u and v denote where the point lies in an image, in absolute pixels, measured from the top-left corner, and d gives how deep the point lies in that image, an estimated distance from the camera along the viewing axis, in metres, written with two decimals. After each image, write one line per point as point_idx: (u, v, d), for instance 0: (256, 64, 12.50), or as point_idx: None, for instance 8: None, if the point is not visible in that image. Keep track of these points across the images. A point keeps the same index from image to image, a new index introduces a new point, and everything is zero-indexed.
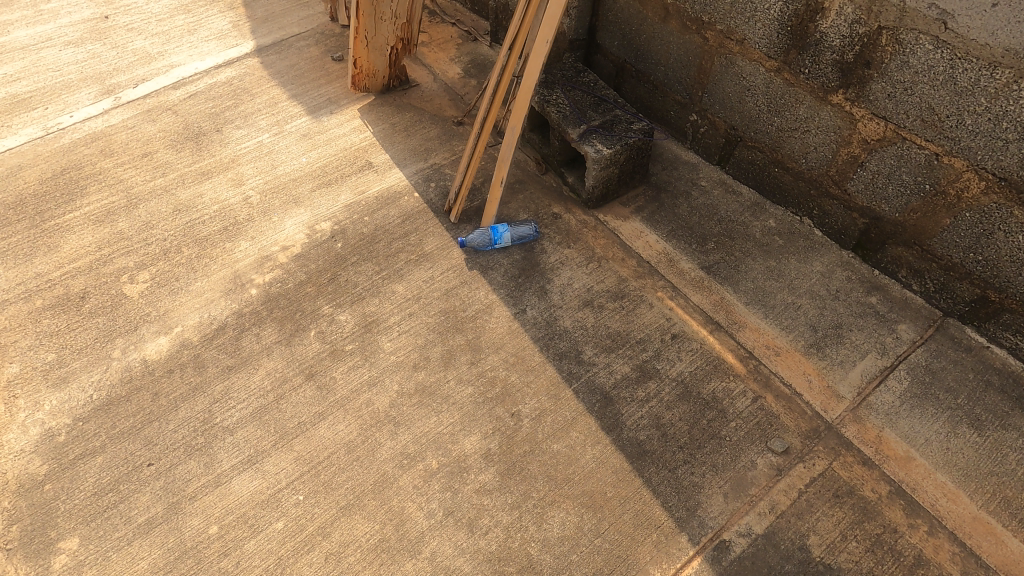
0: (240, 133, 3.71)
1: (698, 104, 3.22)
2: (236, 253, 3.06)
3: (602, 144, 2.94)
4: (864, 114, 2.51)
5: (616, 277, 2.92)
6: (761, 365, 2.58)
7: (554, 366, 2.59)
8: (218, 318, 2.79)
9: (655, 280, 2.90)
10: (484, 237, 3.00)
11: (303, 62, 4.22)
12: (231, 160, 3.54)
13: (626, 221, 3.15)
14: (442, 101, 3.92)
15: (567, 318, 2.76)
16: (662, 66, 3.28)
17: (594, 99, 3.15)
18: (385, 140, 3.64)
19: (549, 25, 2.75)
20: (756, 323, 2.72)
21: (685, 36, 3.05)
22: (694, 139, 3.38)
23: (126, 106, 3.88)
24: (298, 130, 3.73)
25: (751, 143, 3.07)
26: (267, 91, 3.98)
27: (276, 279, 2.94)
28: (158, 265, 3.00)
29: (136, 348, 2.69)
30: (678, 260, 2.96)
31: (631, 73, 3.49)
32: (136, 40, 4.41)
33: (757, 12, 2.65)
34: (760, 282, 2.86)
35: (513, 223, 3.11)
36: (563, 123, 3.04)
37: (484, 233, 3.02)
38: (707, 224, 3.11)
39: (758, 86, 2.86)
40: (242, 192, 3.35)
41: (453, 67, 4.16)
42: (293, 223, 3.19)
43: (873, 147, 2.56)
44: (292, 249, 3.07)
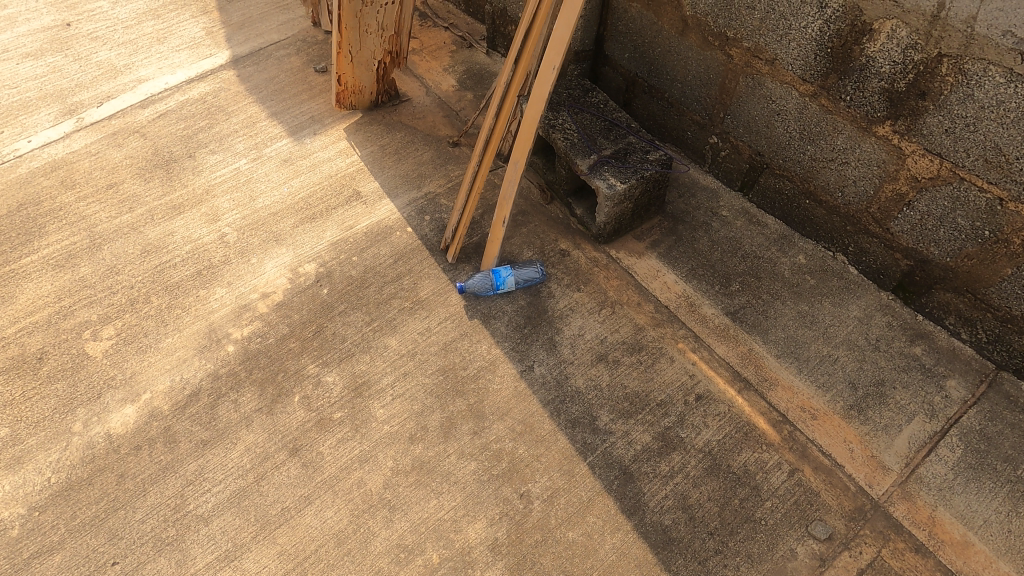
0: (214, 159, 3.38)
1: (719, 126, 2.90)
2: (211, 302, 2.76)
3: (616, 179, 2.63)
4: (915, 150, 2.20)
5: (632, 326, 2.63)
6: (797, 431, 2.32)
7: (567, 436, 2.33)
8: (191, 382, 2.51)
9: (676, 328, 2.62)
10: (486, 282, 2.71)
11: (283, 74, 3.87)
12: (204, 191, 3.22)
13: (641, 259, 2.86)
14: (436, 117, 3.58)
15: (580, 376, 2.49)
16: (679, 82, 2.95)
17: (605, 124, 2.82)
18: (374, 165, 3.32)
19: (557, 47, 2.42)
20: (789, 380, 2.45)
21: (706, 52, 2.72)
22: (713, 163, 3.07)
23: (89, 129, 3.54)
24: (278, 154, 3.40)
25: (779, 171, 2.77)
26: (244, 109, 3.64)
27: (255, 334, 2.65)
28: (124, 319, 2.70)
29: (99, 419, 2.40)
30: (699, 305, 2.68)
31: (644, 88, 3.16)
32: (100, 51, 4.04)
33: (792, 30, 2.32)
34: (792, 331, 2.58)
35: (517, 263, 2.83)
36: (571, 153, 2.72)
37: (486, 276, 2.73)
38: (731, 261, 2.82)
39: (790, 111, 2.54)
40: (217, 229, 3.04)
41: (446, 78, 3.81)
42: (274, 266, 2.89)
43: (924, 186, 2.26)
44: (273, 296, 2.78)
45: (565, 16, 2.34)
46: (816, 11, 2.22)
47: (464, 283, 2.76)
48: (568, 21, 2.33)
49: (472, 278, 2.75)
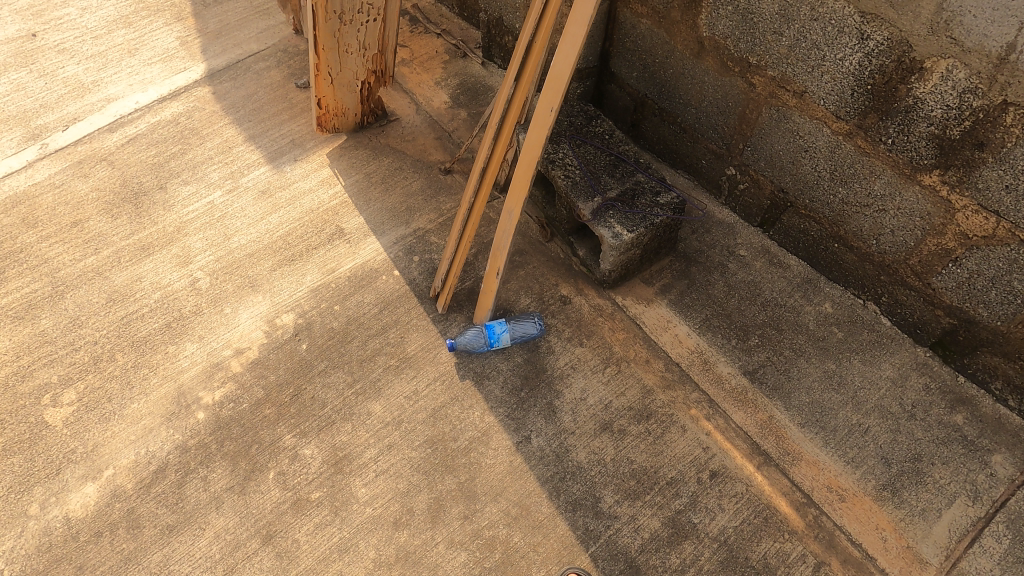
0: (187, 191, 3.12)
1: (738, 157, 2.61)
2: (180, 360, 2.54)
3: (621, 226, 2.35)
4: (967, 204, 1.93)
5: (639, 388, 2.39)
6: (823, 516, 2.08)
7: (566, 521, 2.11)
8: (157, 456, 2.30)
9: (688, 391, 2.37)
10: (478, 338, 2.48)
11: (262, 90, 3.58)
12: (176, 229, 2.97)
13: (650, 307, 2.60)
14: (426, 139, 3.30)
15: (581, 449, 2.26)
16: (694, 108, 2.65)
17: (610, 159, 2.53)
18: (359, 197, 3.06)
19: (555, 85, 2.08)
20: (815, 454, 2.20)
21: (725, 77, 2.42)
22: (730, 195, 2.78)
23: (54, 156, 3.28)
24: (255, 184, 3.14)
25: (805, 210, 2.48)
26: (220, 132, 3.37)
27: (228, 398, 2.44)
28: (86, 380, 2.49)
29: (58, 500, 2.21)
30: (714, 363, 2.43)
31: (654, 110, 2.85)
32: (68, 65, 3.76)
33: (826, 62, 2.02)
34: (817, 395, 2.32)
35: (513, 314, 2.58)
36: (572, 195, 2.43)
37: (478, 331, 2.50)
38: (749, 310, 2.55)
39: (820, 148, 2.24)
40: (189, 274, 2.81)
41: (438, 93, 3.50)
42: (249, 317, 2.66)
43: (976, 244, 1.99)
44: (247, 353, 2.55)
45: (564, 52, 2.02)
46: (856, 42, 1.91)
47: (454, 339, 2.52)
48: (566, 57, 2.01)
49: (464, 333, 2.51)
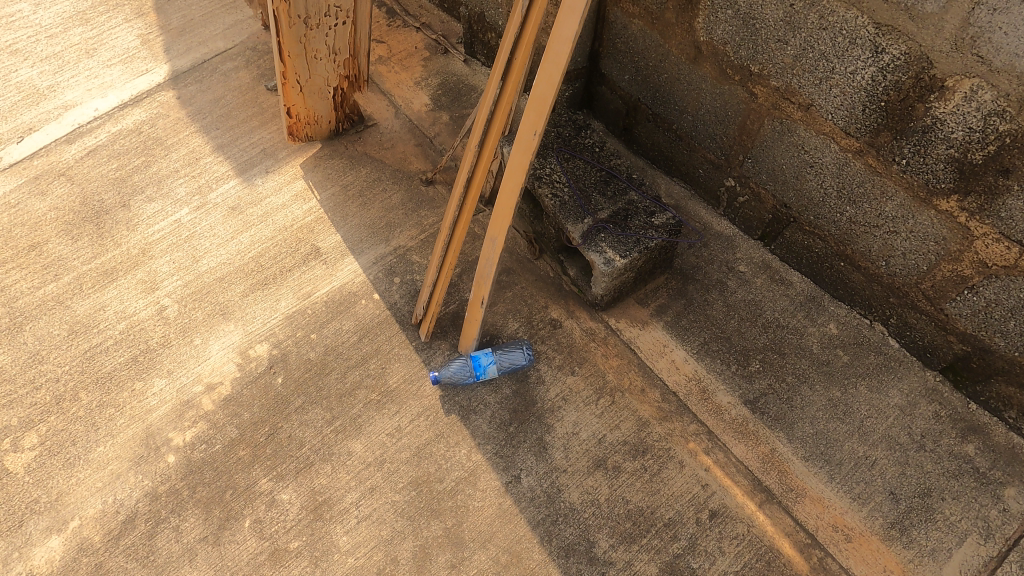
0: (152, 208, 2.93)
1: (737, 169, 2.44)
2: (148, 397, 2.40)
3: (614, 251, 2.19)
4: (988, 232, 1.80)
5: (634, 420, 2.26)
6: (828, 558, 1.98)
7: (559, 569, 2.00)
8: (125, 505, 2.17)
9: (685, 423, 2.25)
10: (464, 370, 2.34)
11: (230, 94, 3.35)
12: (140, 251, 2.79)
13: (645, 330, 2.46)
14: (406, 147, 3.10)
15: (574, 489, 2.14)
16: (690, 115, 2.46)
17: (600, 175, 2.36)
18: (335, 212, 2.89)
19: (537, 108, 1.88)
20: (819, 490, 2.09)
21: (723, 86, 2.24)
22: (729, 207, 2.62)
23: (8, 172, 3.07)
24: (225, 200, 2.95)
25: (810, 227, 2.33)
26: (186, 142, 3.16)
27: (199, 439, 2.30)
28: (49, 422, 2.35)
29: (21, 556, 2.09)
30: (713, 392, 2.30)
31: (647, 115, 2.66)
32: (21, 68, 3.51)
33: (835, 74, 1.86)
34: (822, 426, 2.20)
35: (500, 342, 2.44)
36: (561, 216, 2.27)
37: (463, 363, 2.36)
38: (750, 332, 2.41)
39: (827, 165, 2.08)
40: (155, 301, 2.64)
41: (418, 94, 3.29)
42: (220, 348, 2.50)
43: (995, 273, 1.87)
44: (219, 389, 2.41)
45: (547, 71, 1.81)
46: (869, 54, 1.75)
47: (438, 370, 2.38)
48: (550, 77, 1.80)
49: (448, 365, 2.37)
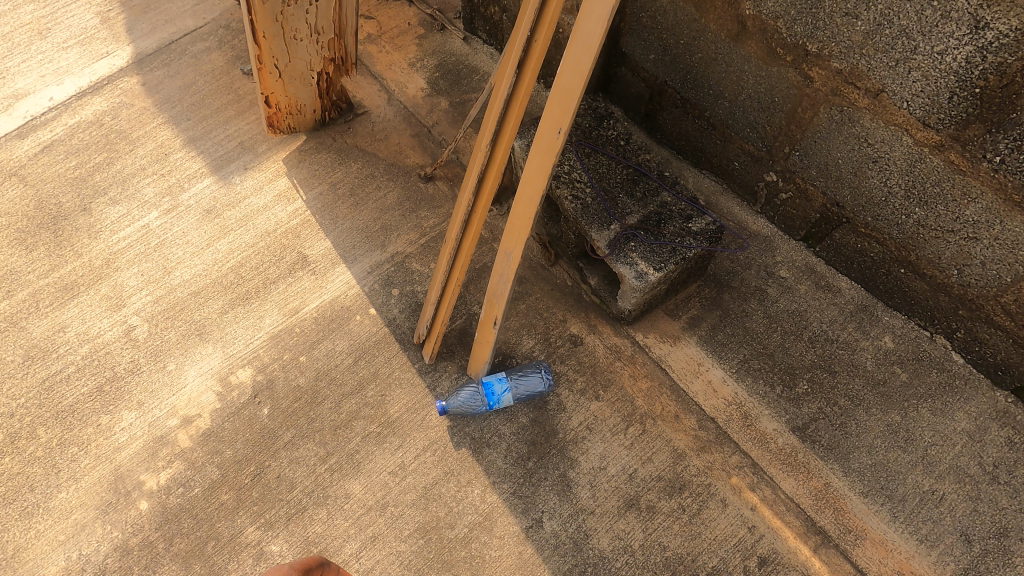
0: (116, 212, 2.60)
1: (781, 162, 2.14)
2: (116, 434, 2.11)
3: (647, 263, 1.90)
4: None
5: (668, 452, 2.01)
6: None
7: None
8: (94, 560, 1.91)
9: (727, 454, 2.00)
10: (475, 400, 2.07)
11: (202, 79, 2.99)
12: (104, 262, 2.48)
13: (677, 346, 2.19)
14: (401, 138, 2.77)
15: (603, 533, 1.89)
16: (727, 101, 2.15)
17: (628, 173, 2.06)
18: (324, 214, 2.57)
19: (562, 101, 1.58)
20: (881, 531, 1.85)
21: (771, 68, 1.93)
22: (767, 204, 2.33)
23: None
24: (199, 202, 2.62)
25: (866, 229, 2.04)
26: (153, 135, 2.82)
27: (176, 481, 2.03)
28: (3, 464, 2.06)
29: None
30: (757, 418, 2.04)
31: (675, 100, 2.35)
32: None
33: (918, 55, 1.55)
34: (881, 456, 1.95)
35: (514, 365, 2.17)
36: (584, 222, 1.98)
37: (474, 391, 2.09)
38: (795, 348, 2.14)
39: (895, 160, 1.79)
40: (122, 320, 2.34)
41: (413, 76, 2.94)
42: (197, 374, 2.22)
43: None
44: (197, 422, 2.13)
45: (573, 57, 1.51)
46: (967, 31, 1.45)
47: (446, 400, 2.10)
48: (578, 64, 1.50)
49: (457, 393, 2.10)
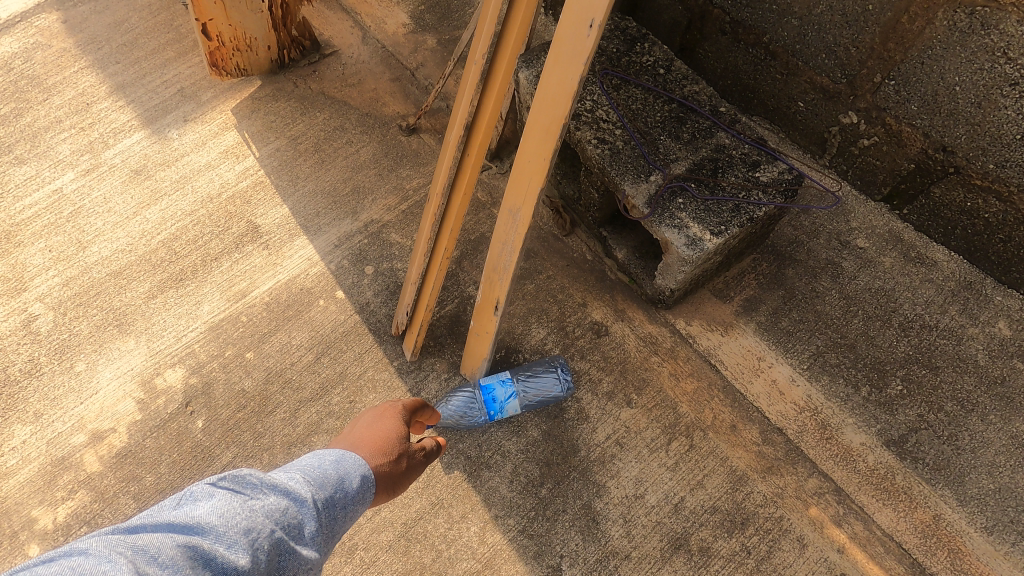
0: (22, 173, 2.09)
1: (867, 98, 1.66)
2: (3, 454, 1.62)
3: (700, 226, 1.40)
4: None
5: (725, 474, 1.53)
6: None
7: None
8: None
9: (802, 477, 1.52)
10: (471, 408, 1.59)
11: (137, 16, 2.46)
12: (3, 234, 1.97)
13: (730, 336, 1.71)
14: (378, 83, 2.26)
15: None
16: (797, 18, 1.66)
17: (671, 109, 1.57)
18: (281, 174, 2.06)
19: None
20: None
21: None
22: (839, 155, 1.84)
23: None
24: (126, 160, 2.11)
25: (981, 181, 1.58)
26: (74, 81, 2.29)
27: (79, 518, 1.54)
28: None
29: None
30: (839, 429, 1.57)
31: (722, 25, 1.86)
32: None
33: None
34: (1006, 479, 1.48)
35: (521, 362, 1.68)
36: (613, 173, 1.49)
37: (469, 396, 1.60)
38: (883, 337, 1.66)
39: None
40: (22, 307, 1.84)
41: (393, 11, 2.42)
42: (114, 376, 1.73)
43: None
44: (111, 438, 1.64)
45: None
46: None
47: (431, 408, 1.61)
48: None
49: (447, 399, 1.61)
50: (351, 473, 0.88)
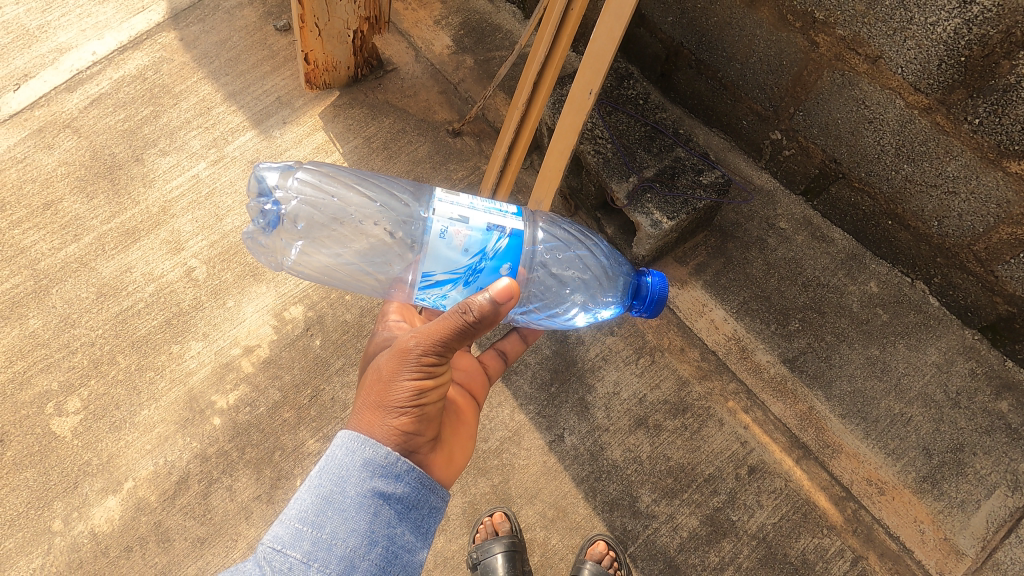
0: (167, 163, 2.79)
1: (786, 121, 2.32)
2: (187, 360, 2.41)
3: (661, 212, 2.14)
4: None
5: (675, 380, 2.29)
6: (861, 510, 2.10)
7: (604, 521, 2.12)
8: (177, 466, 2.25)
9: (725, 381, 2.28)
10: (540, 270, 1.85)
11: (238, 35, 3.10)
12: (161, 209, 2.69)
13: (684, 289, 2.42)
14: (429, 94, 2.94)
15: (616, 447, 2.20)
16: (739, 63, 2.31)
17: (645, 130, 2.28)
18: (360, 166, 2.77)
19: (593, 65, 1.98)
20: (855, 446, 2.16)
21: (782, 34, 2.10)
22: (772, 160, 2.50)
23: (9, 125, 2.86)
24: (243, 153, 2.81)
25: (859, 184, 2.24)
26: (195, 89, 2.97)
27: (244, 401, 2.34)
28: (90, 386, 2.37)
29: (80, 516, 2.19)
30: (752, 351, 2.31)
31: (690, 61, 2.50)
32: (5, 5, 3.14)
33: (910, 25, 1.72)
34: (859, 384, 2.23)
35: (338, 238, 1.77)
36: (605, 174, 2.21)
37: (539, 288, 1.85)
38: (790, 291, 2.38)
39: (887, 121, 1.99)
40: (182, 262, 2.58)
41: (438, 34, 3.07)
42: (254, 310, 2.49)
43: None
44: (258, 351, 2.42)
45: (605, 25, 1.92)
46: (956, 4, 1.61)
47: (611, 298, 1.90)
48: (609, 34, 1.91)
49: (592, 296, 1.89)
50: (350, 464, 1.34)
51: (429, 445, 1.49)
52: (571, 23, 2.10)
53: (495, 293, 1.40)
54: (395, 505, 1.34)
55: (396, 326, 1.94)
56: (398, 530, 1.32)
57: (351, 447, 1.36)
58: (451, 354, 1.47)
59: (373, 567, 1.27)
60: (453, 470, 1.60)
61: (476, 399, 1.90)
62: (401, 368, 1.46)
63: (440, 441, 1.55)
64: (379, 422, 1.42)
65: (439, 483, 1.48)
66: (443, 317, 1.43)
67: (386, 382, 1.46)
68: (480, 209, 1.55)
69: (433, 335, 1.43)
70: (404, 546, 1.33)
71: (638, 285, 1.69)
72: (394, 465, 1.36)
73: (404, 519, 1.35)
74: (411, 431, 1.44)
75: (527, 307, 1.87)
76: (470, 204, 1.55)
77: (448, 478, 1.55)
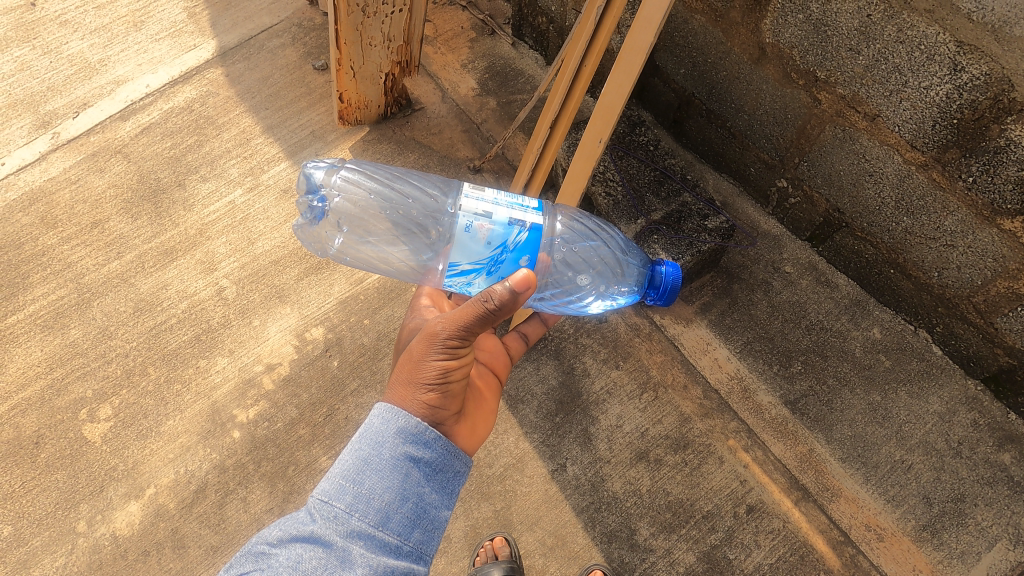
0: (206, 189, 2.99)
1: (791, 171, 2.42)
2: (213, 375, 2.55)
3: (666, 253, 2.24)
4: None
5: (676, 416, 2.35)
6: (859, 555, 2.12)
7: (602, 552, 2.17)
8: (196, 476, 2.36)
9: (726, 420, 2.33)
10: (557, 259, 1.95)
11: (279, 73, 3.34)
12: (197, 231, 2.88)
13: (688, 327, 2.49)
14: (454, 132, 3.12)
15: (617, 478, 2.25)
16: (747, 115, 2.43)
17: (654, 175, 2.41)
18: None
19: (603, 115, 2.12)
20: (855, 491, 2.18)
21: (786, 89, 2.21)
22: (778, 206, 2.59)
23: (66, 148, 3.11)
24: (277, 182, 3.00)
25: (862, 233, 2.32)
26: (236, 121, 3.19)
27: (262, 416, 2.46)
28: (121, 395, 2.52)
29: (104, 518, 2.31)
30: (754, 391, 2.36)
31: (701, 110, 2.63)
32: (71, 40, 3.43)
33: (905, 88, 1.83)
34: (860, 428, 2.26)
35: (374, 227, 1.95)
36: (614, 215, 2.32)
37: (556, 275, 1.94)
38: (793, 333, 2.44)
39: (886, 175, 2.08)
40: (214, 282, 2.75)
41: (464, 77, 3.26)
42: (278, 329, 2.63)
43: None
44: (278, 369, 2.55)
45: (616, 81, 2.06)
46: (947, 72, 1.72)
47: (626, 289, 2.00)
48: (619, 88, 2.05)
49: (608, 286, 1.99)
50: (385, 430, 1.44)
51: (454, 419, 1.59)
52: (585, 75, 2.25)
53: (515, 283, 1.53)
54: (424, 468, 1.44)
55: (427, 311, 2.01)
56: (426, 490, 1.42)
57: (386, 416, 1.46)
58: (474, 337, 1.58)
59: (406, 521, 1.37)
60: (476, 441, 1.70)
61: (498, 377, 1.96)
62: (429, 349, 1.57)
63: (464, 414, 1.65)
64: (412, 397, 1.52)
65: (463, 451, 1.57)
66: (468, 303, 1.54)
67: (415, 360, 1.57)
68: (502, 205, 1.66)
69: (458, 320, 1.55)
70: (433, 504, 1.43)
71: (652, 275, 1.78)
72: (423, 433, 1.46)
73: (432, 480, 1.45)
74: (437, 405, 1.54)
75: (544, 294, 1.96)
76: (494, 200, 1.66)
77: (471, 448, 1.65)
